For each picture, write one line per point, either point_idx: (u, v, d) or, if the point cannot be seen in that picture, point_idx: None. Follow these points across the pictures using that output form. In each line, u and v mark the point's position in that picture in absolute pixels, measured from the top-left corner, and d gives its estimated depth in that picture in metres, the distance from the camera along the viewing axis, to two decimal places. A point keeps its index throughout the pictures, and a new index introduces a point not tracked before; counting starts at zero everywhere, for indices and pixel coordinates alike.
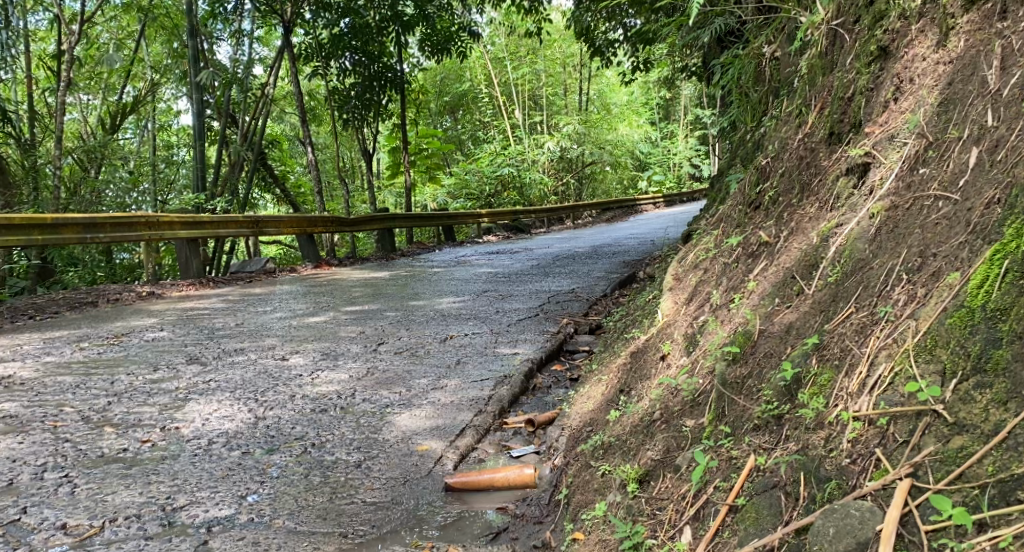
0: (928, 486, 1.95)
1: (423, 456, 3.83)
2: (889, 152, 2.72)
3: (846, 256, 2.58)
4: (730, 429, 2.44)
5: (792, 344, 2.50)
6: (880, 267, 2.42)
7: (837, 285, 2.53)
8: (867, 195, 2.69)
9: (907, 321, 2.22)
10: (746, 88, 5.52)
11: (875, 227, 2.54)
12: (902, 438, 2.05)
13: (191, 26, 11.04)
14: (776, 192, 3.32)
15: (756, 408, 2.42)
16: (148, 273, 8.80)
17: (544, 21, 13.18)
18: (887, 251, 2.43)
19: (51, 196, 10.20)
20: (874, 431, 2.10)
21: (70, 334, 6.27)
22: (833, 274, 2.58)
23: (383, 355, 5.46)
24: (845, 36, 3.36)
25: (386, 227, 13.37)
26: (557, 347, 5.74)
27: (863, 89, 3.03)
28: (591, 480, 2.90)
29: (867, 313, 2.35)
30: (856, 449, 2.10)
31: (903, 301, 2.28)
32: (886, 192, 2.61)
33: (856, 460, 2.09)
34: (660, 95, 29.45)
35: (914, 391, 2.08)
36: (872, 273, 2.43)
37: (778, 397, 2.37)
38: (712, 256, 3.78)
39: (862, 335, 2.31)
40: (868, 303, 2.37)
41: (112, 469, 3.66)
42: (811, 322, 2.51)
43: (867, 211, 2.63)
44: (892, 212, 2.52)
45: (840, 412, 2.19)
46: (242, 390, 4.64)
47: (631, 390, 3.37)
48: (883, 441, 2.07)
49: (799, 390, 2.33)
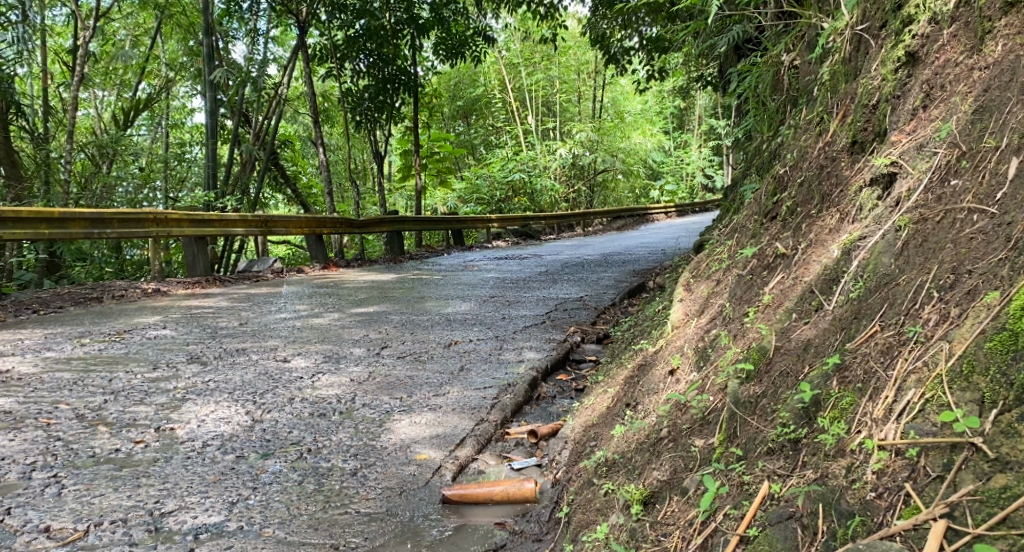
0: (966, 530, 1.82)
1: (421, 466, 3.70)
2: (917, 162, 2.58)
3: (869, 270, 2.44)
4: (741, 452, 2.31)
5: (810, 363, 2.37)
6: (907, 283, 2.28)
7: (858, 300, 2.39)
8: (893, 206, 2.55)
9: (940, 343, 2.08)
10: (764, 97, 5.39)
11: (903, 241, 2.40)
12: (935, 473, 1.92)
13: (206, 24, 10.90)
14: (795, 202, 3.18)
15: (770, 431, 2.28)
16: (155, 269, 8.69)
17: (560, 27, 12.97)
18: (915, 267, 2.30)
19: (61, 191, 10.13)
20: (902, 463, 1.97)
21: (72, 329, 6.19)
22: (855, 289, 2.44)
23: (386, 359, 5.34)
24: (870, 42, 3.22)
25: (396, 230, 13.22)
26: (564, 356, 5.62)
27: (889, 96, 2.89)
28: (593, 499, 2.77)
29: (894, 333, 2.21)
30: (883, 481, 1.97)
31: (934, 321, 2.14)
32: (914, 203, 2.47)
33: (882, 495, 1.95)
34: (674, 104, 29.34)
35: (950, 422, 1.95)
36: (898, 290, 2.29)
37: (793, 419, 2.25)
38: (726, 266, 3.64)
39: (888, 356, 2.17)
40: (895, 321, 2.23)
41: (102, 470, 3.55)
42: (829, 340, 2.38)
43: (893, 224, 2.49)
44: (921, 225, 2.39)
45: (863, 438, 2.07)
46: (241, 392, 4.54)
47: (638, 405, 3.25)
48: (913, 475, 1.94)
49: (818, 414, 2.20)
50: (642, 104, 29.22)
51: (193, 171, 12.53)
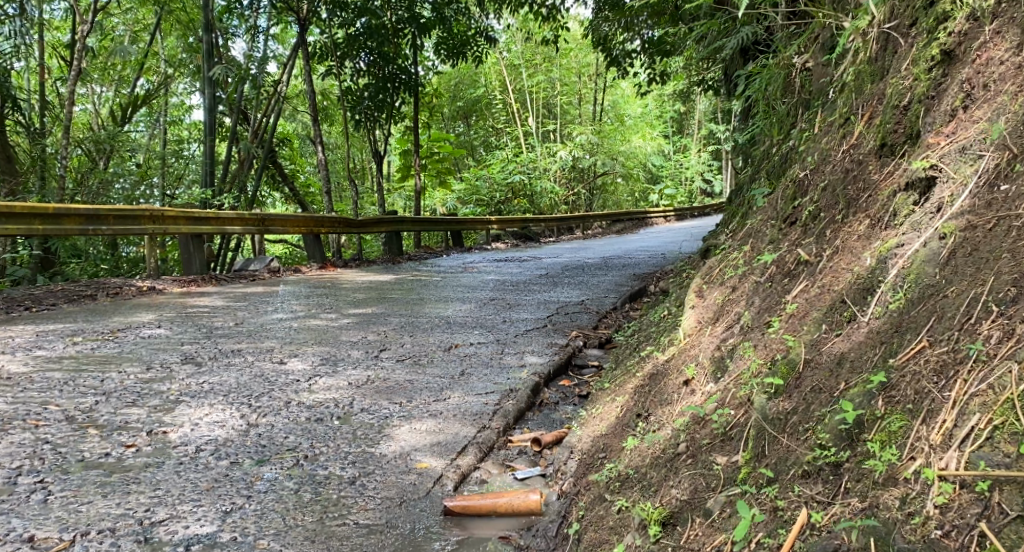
0: None
1: (421, 475, 3.55)
2: (959, 166, 2.45)
3: (911, 281, 2.31)
4: (772, 474, 2.18)
5: (846, 379, 2.24)
6: (957, 295, 2.15)
7: (899, 314, 2.26)
8: (934, 213, 2.42)
9: (1007, 364, 1.95)
10: (773, 100, 5.24)
11: (949, 250, 2.27)
12: (1014, 511, 1.79)
13: (206, 20, 10.72)
14: (817, 208, 3.04)
15: (804, 451, 2.16)
16: (149, 267, 8.52)
17: (562, 28, 12.76)
18: (966, 278, 2.16)
19: (56, 186, 9.96)
20: (971, 497, 1.85)
21: (65, 327, 6.04)
22: (894, 300, 2.31)
23: (384, 362, 5.20)
24: (899, 41, 3.08)
25: (394, 231, 13.05)
26: (566, 361, 5.47)
27: (922, 97, 2.75)
28: (606, 516, 2.62)
29: (946, 349, 2.08)
30: (949, 517, 1.85)
31: (996, 338, 2.00)
32: (959, 210, 2.34)
33: (950, 533, 1.83)
34: (673, 108, 29.19)
35: None
36: (948, 302, 2.16)
37: (831, 440, 2.12)
38: (741, 272, 3.50)
39: (943, 377, 2.04)
40: (946, 337, 2.10)
41: (91, 475, 3.41)
42: (867, 354, 2.24)
43: (936, 231, 2.36)
44: (969, 234, 2.25)
45: (920, 467, 1.94)
46: (236, 394, 4.39)
47: (650, 416, 3.11)
48: (987, 513, 1.82)
49: (863, 436, 2.07)
50: (642, 107, 29.07)
51: (191, 169, 12.37)
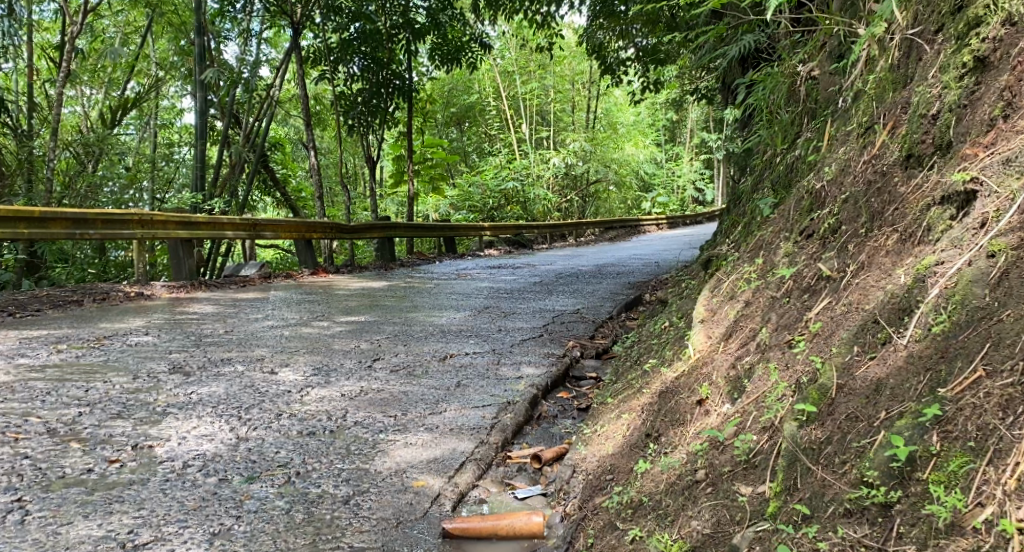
0: None
1: (418, 494, 3.39)
2: (1004, 179, 2.31)
3: (957, 302, 2.16)
4: (807, 510, 2.10)
5: (887, 407, 2.12)
6: (1014, 319, 2.02)
7: (946, 337, 2.13)
8: (978, 228, 2.28)
9: None
10: (773, 109, 5.07)
11: (1000, 269, 2.13)
12: None
13: (199, 22, 10.56)
14: (839, 221, 2.91)
15: (844, 489, 2.07)
16: (138, 272, 8.31)
17: (555, 36, 12.54)
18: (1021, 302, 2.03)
19: (43, 190, 9.76)
20: None
21: (48, 334, 5.85)
22: (937, 323, 2.17)
23: (378, 373, 5.03)
24: (924, 48, 2.95)
25: (387, 237, 12.88)
26: (563, 372, 5.32)
27: (953, 105, 2.63)
28: (618, 546, 2.50)
29: (1009, 381, 1.95)
30: None
31: None
32: (1007, 225, 2.20)
33: None
34: (666, 117, 29.14)
35: None
36: (1003, 327, 2.03)
37: (879, 478, 2.02)
38: (754, 284, 3.33)
39: (1008, 412, 1.92)
40: (1006, 367, 1.97)
41: (71, 494, 3.23)
42: (910, 382, 2.12)
43: (981, 248, 2.22)
44: (1021, 253, 2.11)
45: (992, 515, 1.85)
46: (225, 406, 4.23)
47: (661, 437, 2.98)
48: None
49: (917, 474, 1.97)
50: (636, 116, 29.00)
51: (182, 172, 12.19)
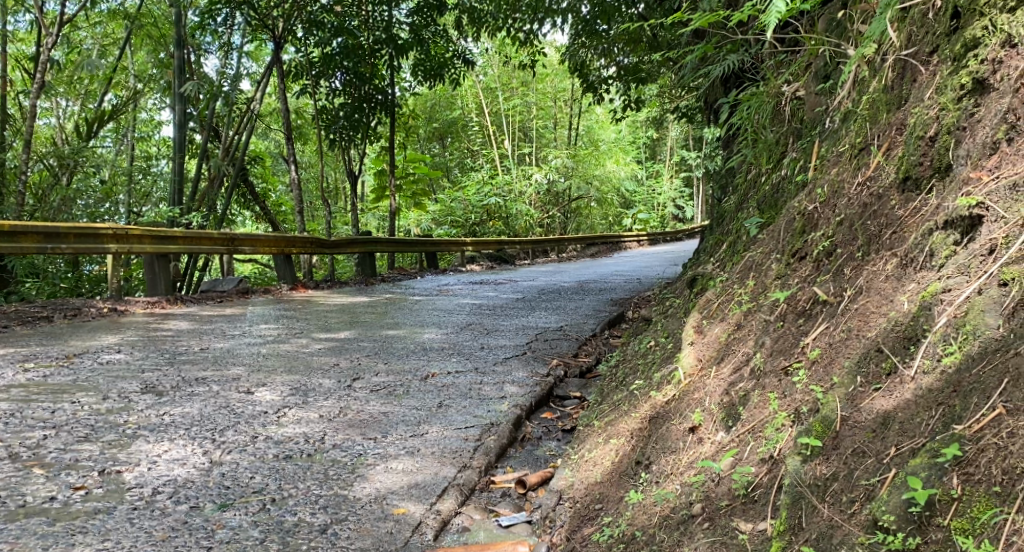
0: None
1: (399, 522, 3.26)
2: (1012, 205, 2.26)
3: (968, 332, 2.13)
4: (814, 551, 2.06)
5: (897, 443, 2.09)
6: None
7: (958, 370, 2.09)
8: (986, 255, 2.23)
9: None
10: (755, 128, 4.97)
11: (1014, 303, 2.08)
12: None
13: (178, 36, 10.39)
14: (833, 243, 2.82)
15: (857, 532, 2.02)
16: (111, 288, 8.10)
17: (538, 54, 12.36)
18: None
19: (15, 203, 9.54)
20: None
21: (15, 352, 5.67)
22: (948, 355, 2.13)
23: (357, 393, 4.88)
24: (920, 69, 2.85)
25: (368, 251, 12.72)
26: (547, 393, 5.18)
27: (951, 127, 2.55)
28: None
29: None
30: None
31: None
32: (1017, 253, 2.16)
33: None
34: (647, 135, 29.20)
35: None
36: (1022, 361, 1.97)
37: (897, 522, 1.96)
38: (747, 306, 3.19)
39: None
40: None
41: (32, 524, 3.08)
42: (921, 418, 2.08)
43: (991, 277, 2.17)
44: None
45: None
46: (198, 428, 4.07)
47: (651, 464, 2.89)
48: None
49: (937, 519, 1.92)
50: (617, 133, 29.01)
51: (159, 186, 12.02)
